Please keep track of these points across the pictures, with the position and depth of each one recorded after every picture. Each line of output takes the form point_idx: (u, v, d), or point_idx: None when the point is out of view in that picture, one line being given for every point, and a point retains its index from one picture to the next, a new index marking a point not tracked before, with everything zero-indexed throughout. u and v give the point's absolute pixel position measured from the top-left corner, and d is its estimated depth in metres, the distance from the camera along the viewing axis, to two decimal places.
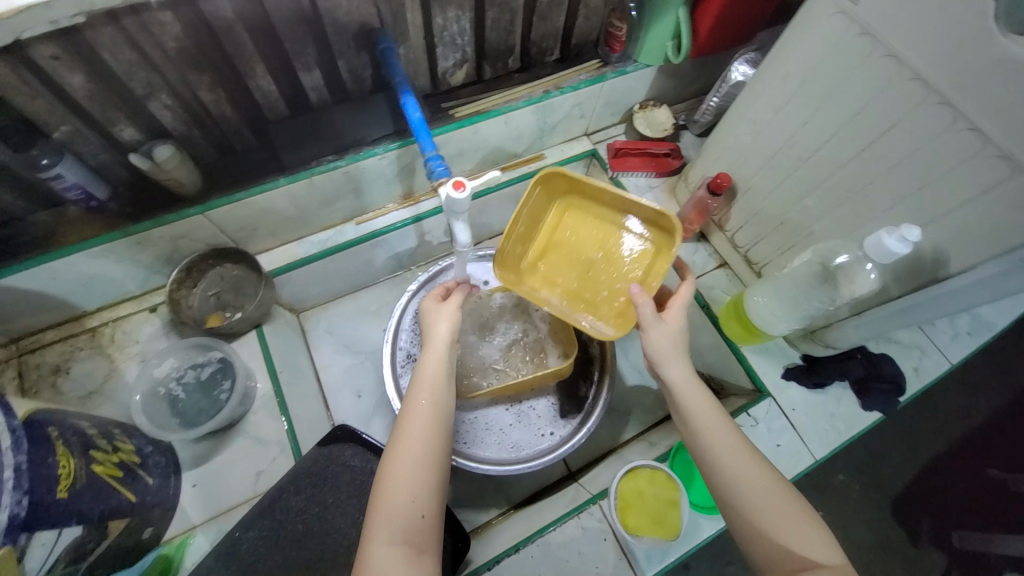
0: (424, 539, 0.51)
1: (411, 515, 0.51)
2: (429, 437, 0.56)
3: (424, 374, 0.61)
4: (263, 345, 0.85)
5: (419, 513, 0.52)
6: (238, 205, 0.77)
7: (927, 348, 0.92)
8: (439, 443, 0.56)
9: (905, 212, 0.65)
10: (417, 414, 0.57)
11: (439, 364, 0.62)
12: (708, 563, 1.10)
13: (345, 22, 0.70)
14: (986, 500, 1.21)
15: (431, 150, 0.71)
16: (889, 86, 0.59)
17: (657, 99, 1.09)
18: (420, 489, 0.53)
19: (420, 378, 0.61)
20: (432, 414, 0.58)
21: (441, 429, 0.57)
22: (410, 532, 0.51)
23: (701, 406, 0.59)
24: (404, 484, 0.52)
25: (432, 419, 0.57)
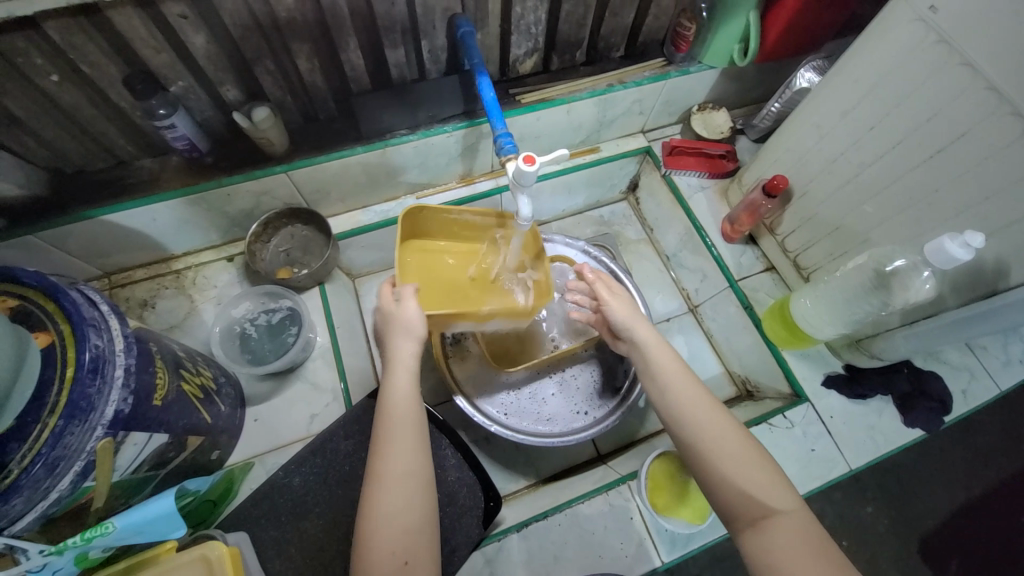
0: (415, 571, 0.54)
1: (397, 551, 0.54)
2: (401, 484, 0.57)
3: (386, 416, 0.61)
4: (325, 301, 0.92)
5: (402, 560, 0.54)
6: (317, 168, 0.84)
7: (977, 373, 0.90)
8: (412, 486, 0.57)
9: (968, 222, 0.65)
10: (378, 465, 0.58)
11: (396, 404, 0.61)
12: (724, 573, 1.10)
13: (433, 4, 0.75)
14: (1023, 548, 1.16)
15: (501, 128, 0.75)
16: (963, 95, 0.60)
17: (716, 102, 1.11)
18: (392, 540, 0.54)
19: (384, 419, 0.61)
20: (387, 465, 0.58)
21: (407, 472, 0.57)
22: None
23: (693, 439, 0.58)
24: (382, 536, 0.54)
25: (397, 464, 0.57)
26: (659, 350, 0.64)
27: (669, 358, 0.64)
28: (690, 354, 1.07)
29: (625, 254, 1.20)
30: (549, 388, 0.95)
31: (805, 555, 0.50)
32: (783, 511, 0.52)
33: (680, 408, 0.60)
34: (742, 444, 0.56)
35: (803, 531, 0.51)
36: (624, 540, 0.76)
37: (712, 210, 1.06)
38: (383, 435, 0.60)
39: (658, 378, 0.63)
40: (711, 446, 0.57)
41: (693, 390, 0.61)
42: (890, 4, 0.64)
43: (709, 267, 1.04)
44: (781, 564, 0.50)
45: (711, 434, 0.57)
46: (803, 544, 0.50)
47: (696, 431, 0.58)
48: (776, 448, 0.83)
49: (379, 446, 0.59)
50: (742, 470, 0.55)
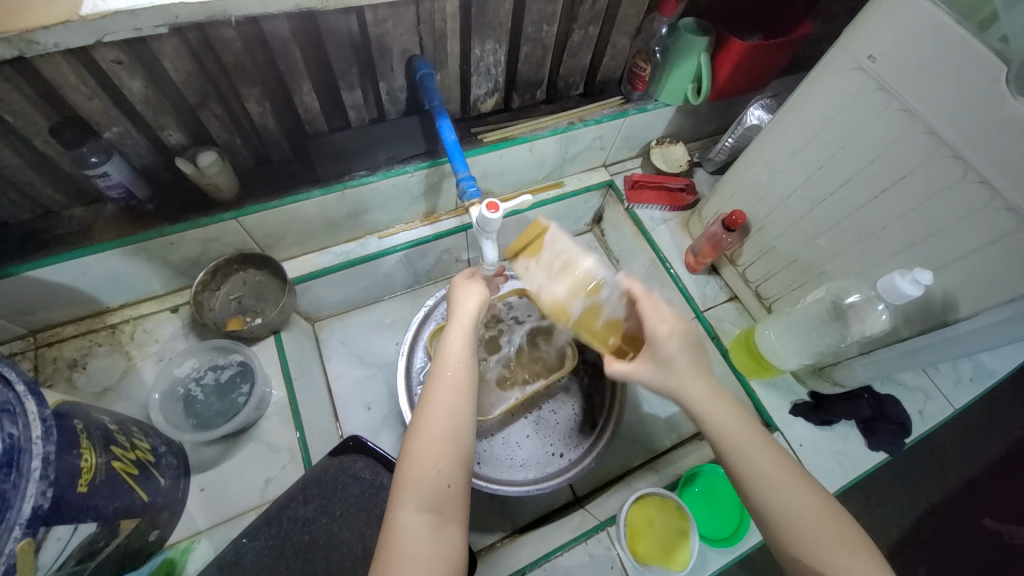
0: (452, 510, 0.50)
1: (444, 473, 0.51)
2: (451, 419, 0.54)
3: (443, 364, 0.58)
4: (281, 352, 0.86)
5: (446, 482, 0.51)
6: (271, 213, 0.80)
7: (931, 393, 0.94)
8: (462, 426, 0.54)
9: (916, 256, 0.68)
10: (442, 385, 0.56)
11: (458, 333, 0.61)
12: None
13: (391, 46, 0.73)
14: (985, 551, 1.19)
15: (464, 171, 0.74)
16: (903, 139, 0.63)
17: (673, 136, 1.14)
18: (444, 460, 0.52)
19: (443, 359, 0.59)
20: (453, 386, 0.56)
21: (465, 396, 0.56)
22: (435, 501, 0.50)
23: (763, 480, 0.52)
24: (424, 463, 0.51)
25: (450, 403, 0.55)
26: (705, 404, 0.57)
27: (727, 417, 0.56)
28: None
29: None
30: (524, 430, 0.92)
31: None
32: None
33: (748, 472, 0.53)
34: (812, 500, 0.51)
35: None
36: None
37: (675, 241, 1.08)
38: (439, 377, 0.57)
39: (719, 432, 0.56)
40: (794, 516, 0.50)
41: (762, 452, 0.54)
42: (830, 54, 0.67)
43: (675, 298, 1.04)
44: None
45: (792, 502, 0.51)
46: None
47: (763, 497, 0.52)
48: None
49: (433, 387, 0.56)
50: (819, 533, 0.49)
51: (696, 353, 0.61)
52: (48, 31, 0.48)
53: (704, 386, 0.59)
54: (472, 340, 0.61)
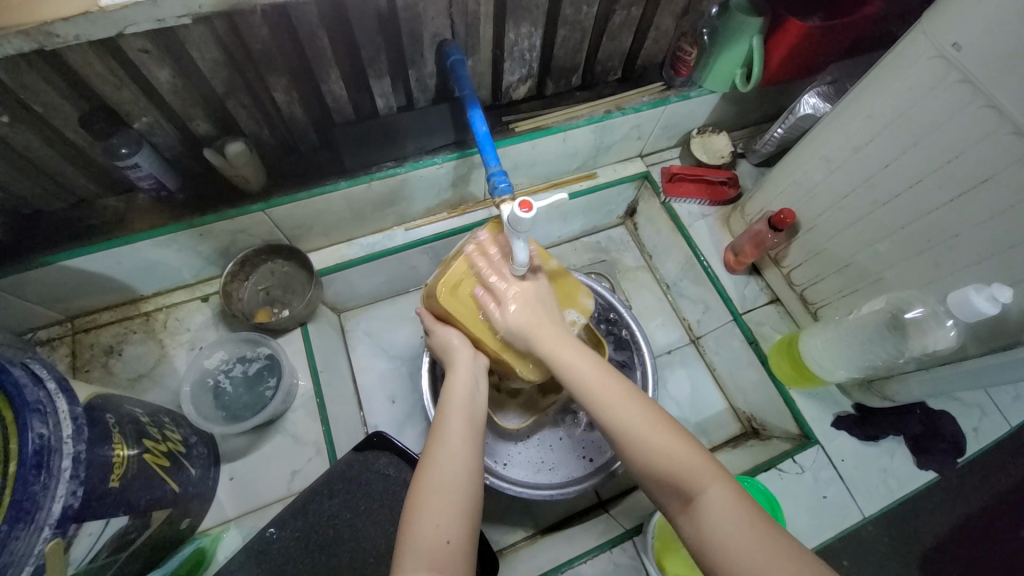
0: (454, 565, 0.50)
1: (443, 527, 0.52)
2: (458, 463, 0.56)
3: (446, 413, 0.62)
4: (307, 344, 0.86)
5: (446, 538, 0.51)
6: (298, 205, 0.78)
7: (988, 409, 0.87)
8: (468, 467, 0.57)
9: (993, 268, 0.61)
10: (447, 437, 0.59)
11: (460, 396, 0.64)
12: None
13: (421, 31, 0.70)
14: None
15: (495, 165, 0.70)
16: (986, 138, 0.56)
17: (716, 125, 1.07)
18: (443, 515, 0.52)
19: (444, 411, 0.62)
20: (456, 438, 0.59)
21: (468, 456, 0.58)
22: (437, 557, 0.50)
23: (609, 390, 0.57)
24: (432, 509, 0.53)
25: (460, 448, 0.58)
26: (545, 338, 0.62)
27: (565, 347, 0.61)
28: (691, 389, 1.03)
29: (624, 282, 1.15)
30: (557, 432, 0.91)
31: (742, 535, 0.46)
32: (709, 488, 0.49)
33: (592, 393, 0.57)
34: (652, 421, 0.54)
35: (729, 507, 0.48)
36: None
37: (714, 238, 1.02)
38: (439, 424, 0.61)
39: (562, 363, 0.60)
40: (629, 424, 0.54)
41: (600, 379, 0.58)
42: (907, 39, 0.60)
43: (711, 299, 1.00)
44: (725, 544, 0.46)
45: (626, 414, 0.55)
46: (735, 520, 0.47)
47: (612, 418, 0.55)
48: (786, 495, 0.79)
49: (435, 434, 0.60)
50: (661, 446, 0.52)
51: (547, 314, 0.64)
52: (67, 23, 0.46)
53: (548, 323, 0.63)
54: (472, 390, 0.65)
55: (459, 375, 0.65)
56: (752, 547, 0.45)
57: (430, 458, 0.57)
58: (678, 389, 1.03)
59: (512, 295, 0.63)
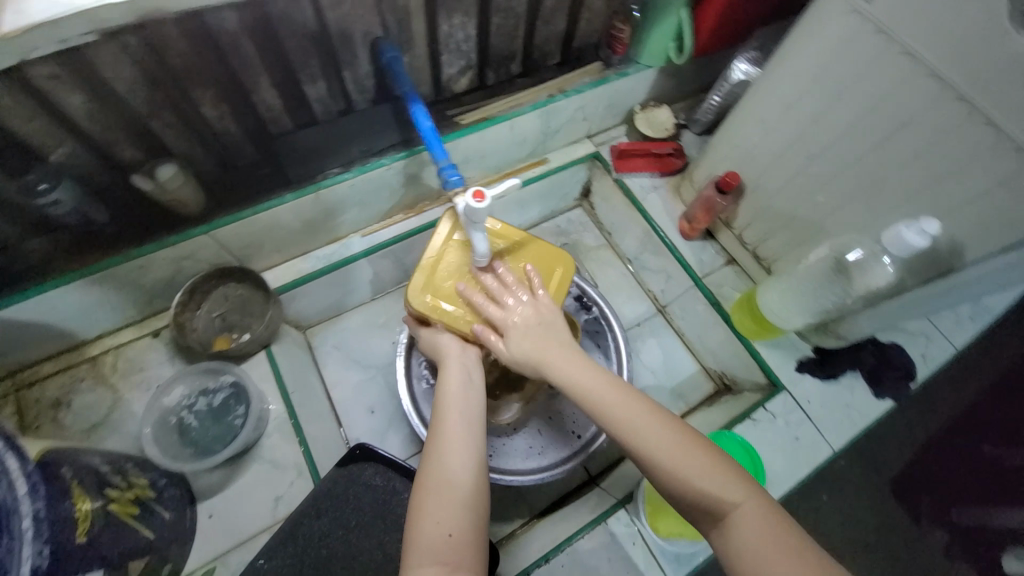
0: (458, 557, 0.53)
1: (445, 523, 0.54)
2: (461, 460, 0.59)
3: (442, 409, 0.63)
4: (274, 366, 0.84)
5: (447, 532, 0.54)
6: (244, 223, 0.75)
7: (931, 336, 0.94)
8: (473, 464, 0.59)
9: (918, 205, 0.65)
10: (449, 436, 0.60)
11: (460, 397, 0.65)
12: None
13: (351, 30, 0.68)
14: (988, 476, 1.19)
15: (444, 159, 0.69)
16: (902, 83, 0.60)
17: (657, 99, 1.10)
18: (446, 513, 0.55)
19: (441, 411, 0.63)
20: (458, 436, 0.61)
21: (471, 456, 0.59)
22: (441, 552, 0.52)
23: (629, 401, 0.57)
24: (435, 506, 0.55)
25: (462, 444, 0.60)
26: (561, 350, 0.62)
27: (581, 364, 0.61)
28: (664, 357, 1.05)
29: (589, 262, 1.16)
30: (546, 415, 0.92)
31: (768, 552, 0.45)
32: (735, 505, 0.49)
33: (612, 409, 0.57)
34: (676, 430, 0.54)
35: (760, 530, 0.47)
36: (629, 569, 0.74)
37: (667, 209, 1.05)
38: (439, 424, 0.62)
39: (581, 371, 0.61)
40: (650, 438, 0.54)
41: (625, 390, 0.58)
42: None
43: (672, 267, 1.04)
44: (748, 557, 0.46)
45: (649, 429, 0.54)
46: (765, 537, 0.46)
47: (633, 436, 0.54)
48: (761, 443, 0.83)
49: (435, 433, 0.62)
50: (682, 461, 0.51)
51: (552, 335, 0.63)
52: None
53: (557, 341, 0.63)
54: (465, 381, 0.66)
55: (453, 369, 0.66)
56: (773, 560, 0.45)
57: (431, 458, 0.59)
58: (651, 358, 1.06)
59: (515, 325, 0.64)
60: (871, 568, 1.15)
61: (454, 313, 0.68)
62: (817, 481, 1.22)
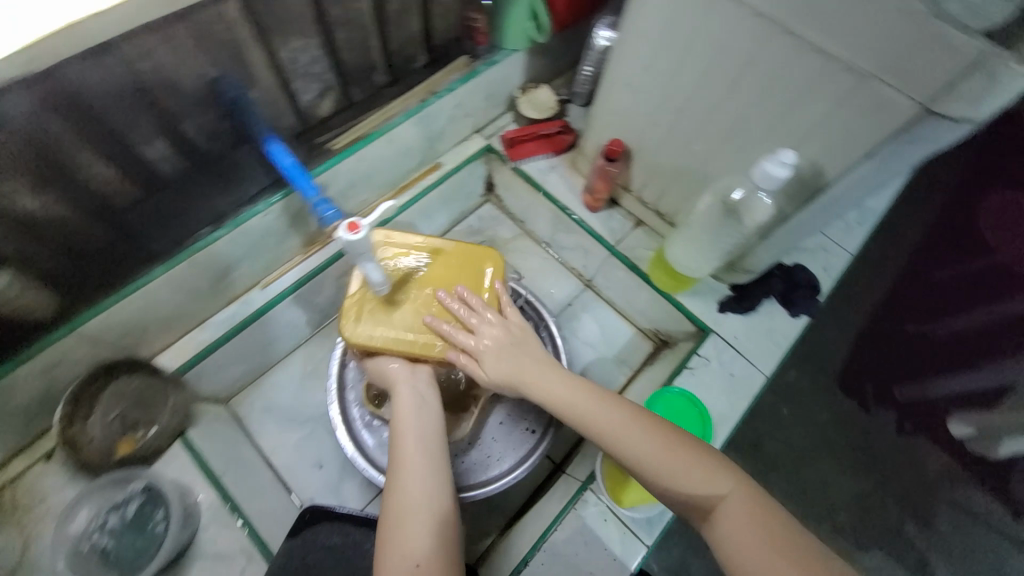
0: None
1: (411, 553, 0.56)
2: (424, 489, 0.60)
3: (399, 440, 0.64)
4: (192, 453, 0.83)
5: (415, 562, 0.55)
6: (113, 312, 0.69)
7: (829, 247, 1.01)
8: (439, 494, 0.61)
9: (778, 137, 0.68)
10: (411, 468, 0.61)
11: (421, 426, 0.65)
12: None
13: (175, 81, 0.62)
14: (923, 351, 1.29)
15: (316, 195, 0.71)
16: (734, 27, 0.62)
17: (535, 80, 1.09)
18: (414, 543, 0.57)
19: (399, 442, 0.64)
20: (421, 466, 0.62)
21: (437, 486, 0.61)
22: None
23: (606, 410, 0.60)
24: (403, 538, 0.57)
25: (422, 472, 0.61)
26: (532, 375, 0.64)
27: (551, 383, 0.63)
28: (601, 328, 1.08)
29: (510, 255, 1.15)
30: (499, 416, 0.91)
31: (747, 534, 0.49)
32: (720, 498, 0.52)
33: (591, 421, 0.60)
34: (656, 434, 0.57)
35: (741, 516, 0.50)
36: (605, 546, 0.76)
37: (569, 185, 1.05)
38: (399, 455, 0.63)
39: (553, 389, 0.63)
40: (631, 446, 0.57)
41: (603, 404, 0.61)
42: None
43: (587, 242, 1.05)
44: (733, 545, 0.49)
45: (627, 438, 0.58)
46: (750, 521, 0.50)
47: (620, 444, 0.58)
48: (702, 388, 0.87)
49: (395, 464, 0.62)
50: (662, 463, 0.55)
51: (519, 360, 0.65)
52: None
53: (534, 362, 0.65)
54: (418, 403, 0.66)
55: (404, 399, 0.66)
56: (753, 543, 0.48)
57: (395, 491, 0.60)
58: (589, 333, 1.08)
59: (486, 346, 0.66)
60: (836, 464, 1.26)
61: (398, 339, 0.67)
62: (767, 396, 1.31)
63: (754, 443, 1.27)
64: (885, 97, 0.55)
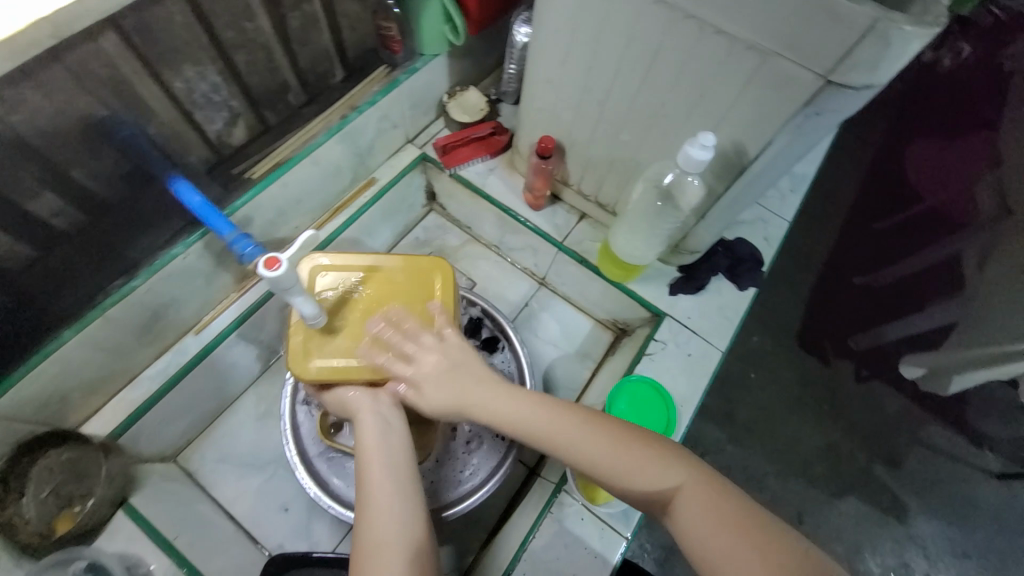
0: None
1: None
2: (398, 522, 0.54)
3: (365, 469, 0.58)
4: (139, 521, 0.72)
5: None
6: (24, 385, 0.63)
7: (768, 218, 1.04)
8: (412, 524, 0.55)
9: (698, 120, 0.69)
10: (379, 499, 0.55)
11: (386, 450, 0.59)
12: None
13: (54, 127, 0.57)
14: (862, 301, 1.38)
15: (231, 232, 0.67)
16: (638, 15, 0.62)
17: (462, 83, 1.07)
18: None
19: (365, 471, 0.58)
20: (391, 496, 0.56)
21: (410, 515, 0.55)
22: None
23: (567, 415, 0.59)
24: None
25: (393, 502, 0.55)
26: (489, 386, 0.61)
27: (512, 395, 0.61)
28: (560, 325, 1.08)
29: (461, 262, 1.14)
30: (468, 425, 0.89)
31: (714, 523, 0.49)
32: (682, 488, 0.52)
33: (552, 428, 0.58)
34: (618, 433, 0.56)
35: (704, 506, 0.50)
36: (585, 545, 0.75)
37: (509, 185, 1.04)
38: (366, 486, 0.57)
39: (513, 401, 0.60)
40: (595, 447, 0.56)
41: (561, 411, 0.59)
42: None
43: (534, 241, 1.04)
44: (700, 535, 0.49)
45: (589, 441, 0.56)
46: (713, 510, 0.50)
47: (582, 447, 0.56)
48: (662, 373, 0.88)
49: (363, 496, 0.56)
50: (626, 460, 0.54)
51: (463, 380, 0.61)
52: None
53: (477, 382, 0.62)
54: (385, 430, 0.61)
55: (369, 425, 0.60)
56: (722, 532, 0.48)
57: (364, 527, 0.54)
58: (548, 331, 1.08)
59: (425, 379, 0.62)
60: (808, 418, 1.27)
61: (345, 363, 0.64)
62: (732, 364, 1.32)
63: (730, 411, 1.27)
64: (788, 72, 0.56)
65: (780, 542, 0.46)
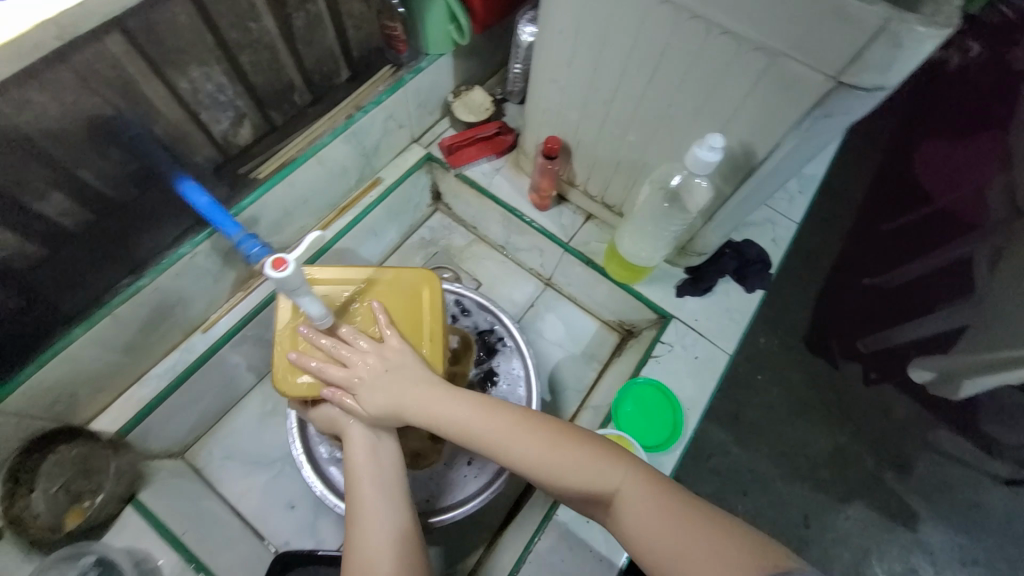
0: None
1: None
2: (381, 527, 0.57)
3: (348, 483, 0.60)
4: (146, 515, 0.74)
5: None
6: (34, 383, 0.64)
7: (776, 219, 1.03)
8: (390, 530, 0.57)
9: (706, 122, 0.68)
10: (360, 511, 0.58)
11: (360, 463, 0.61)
12: (696, 472, 1.20)
13: (63, 127, 0.57)
14: (870, 305, 1.35)
15: (238, 233, 0.68)
16: (646, 15, 0.61)
17: (468, 82, 1.07)
18: None
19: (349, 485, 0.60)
20: (371, 505, 0.58)
21: (389, 524, 0.57)
22: None
23: (505, 418, 0.58)
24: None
25: (379, 509, 0.58)
26: (427, 390, 0.59)
27: (454, 394, 0.60)
28: (566, 326, 1.08)
29: (466, 262, 1.14)
30: None
31: (655, 522, 0.50)
32: (619, 487, 0.54)
33: (490, 434, 0.58)
34: (555, 436, 0.57)
35: (643, 505, 0.52)
36: (588, 548, 0.75)
37: (515, 186, 1.03)
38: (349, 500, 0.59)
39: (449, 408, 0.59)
40: (532, 455, 0.56)
41: (494, 416, 0.58)
42: None
43: (540, 242, 1.03)
44: (641, 534, 0.50)
45: (523, 445, 0.56)
46: (652, 509, 0.51)
47: (514, 452, 0.57)
48: (669, 376, 0.87)
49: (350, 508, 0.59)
50: (566, 464, 0.55)
51: (403, 381, 0.59)
52: None
53: (418, 384, 0.60)
54: (372, 442, 0.62)
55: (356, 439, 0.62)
56: (665, 531, 0.49)
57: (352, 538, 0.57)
58: (553, 333, 1.07)
59: (363, 382, 0.59)
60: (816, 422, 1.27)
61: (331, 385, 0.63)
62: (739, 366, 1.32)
63: (735, 413, 1.26)
64: (797, 74, 0.55)
65: (720, 534, 0.47)
